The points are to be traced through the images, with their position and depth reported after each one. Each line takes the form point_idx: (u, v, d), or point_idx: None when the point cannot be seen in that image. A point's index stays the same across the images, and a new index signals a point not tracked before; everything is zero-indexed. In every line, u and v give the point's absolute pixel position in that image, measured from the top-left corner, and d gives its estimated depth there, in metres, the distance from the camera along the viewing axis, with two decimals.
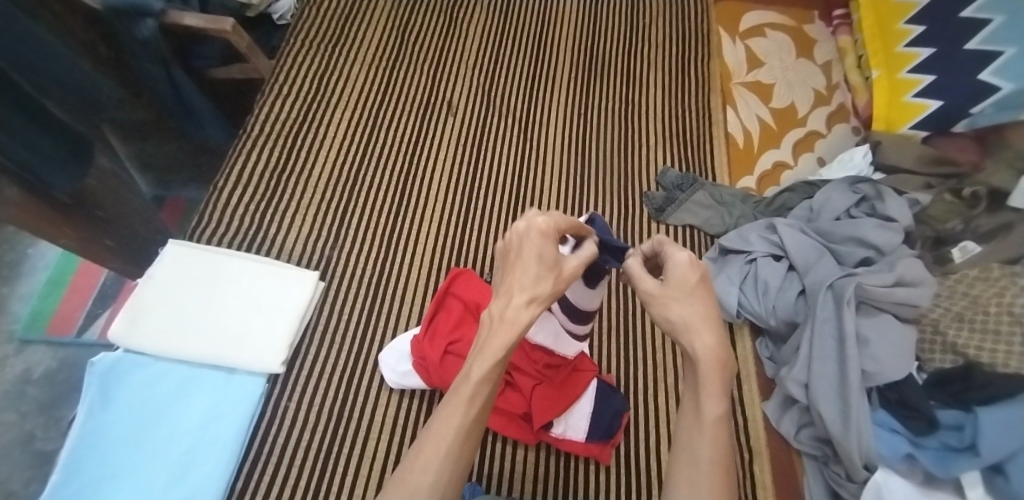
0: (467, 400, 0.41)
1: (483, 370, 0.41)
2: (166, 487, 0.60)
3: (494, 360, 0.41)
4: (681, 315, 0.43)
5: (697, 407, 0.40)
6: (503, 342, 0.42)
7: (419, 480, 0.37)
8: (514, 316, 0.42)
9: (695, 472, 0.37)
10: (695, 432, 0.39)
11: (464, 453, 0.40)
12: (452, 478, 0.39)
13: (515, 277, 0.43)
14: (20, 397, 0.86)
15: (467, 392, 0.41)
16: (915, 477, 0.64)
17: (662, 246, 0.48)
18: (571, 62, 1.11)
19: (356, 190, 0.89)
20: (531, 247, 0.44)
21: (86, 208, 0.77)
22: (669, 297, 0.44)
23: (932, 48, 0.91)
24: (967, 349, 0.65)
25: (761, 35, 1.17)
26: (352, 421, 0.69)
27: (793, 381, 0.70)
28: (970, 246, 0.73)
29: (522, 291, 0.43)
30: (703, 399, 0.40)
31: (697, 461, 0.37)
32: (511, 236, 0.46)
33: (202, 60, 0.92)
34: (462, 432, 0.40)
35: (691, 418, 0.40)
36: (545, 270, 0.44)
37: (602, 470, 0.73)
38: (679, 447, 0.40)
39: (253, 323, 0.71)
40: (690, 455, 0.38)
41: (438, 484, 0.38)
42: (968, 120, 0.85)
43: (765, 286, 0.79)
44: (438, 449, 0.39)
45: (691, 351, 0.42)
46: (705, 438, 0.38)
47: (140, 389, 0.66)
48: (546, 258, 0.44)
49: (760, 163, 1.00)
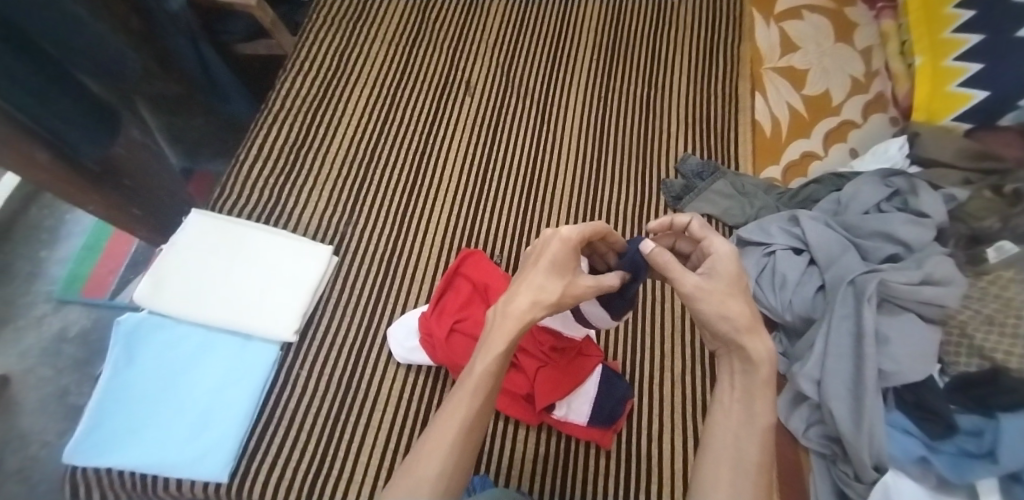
0: (469, 394, 0.44)
1: (484, 366, 0.45)
2: (184, 443, 0.63)
3: (495, 356, 0.45)
4: (741, 317, 0.45)
5: (747, 410, 0.44)
6: (504, 339, 0.45)
7: (424, 473, 0.41)
8: (520, 317, 0.45)
9: (741, 474, 0.42)
10: (742, 433, 0.43)
11: (467, 445, 0.43)
12: (455, 471, 0.42)
13: (524, 278, 0.46)
14: (57, 353, 0.91)
15: (470, 386, 0.44)
16: (927, 482, 0.61)
17: (709, 234, 0.50)
18: (594, 43, 1.09)
19: (373, 167, 0.90)
20: (548, 251, 0.47)
21: (114, 178, 0.82)
22: (727, 295, 0.46)
23: (982, 35, 0.85)
24: (995, 353, 0.61)
25: (797, 18, 1.12)
26: (359, 391, 0.71)
27: (804, 377, 0.68)
28: (1007, 246, 0.69)
29: (528, 291, 0.46)
30: (755, 403, 0.44)
31: (743, 462, 0.42)
32: (535, 243, 0.49)
33: (229, 35, 0.99)
34: (464, 427, 0.43)
35: (739, 420, 0.44)
36: (556, 274, 0.47)
37: (602, 455, 0.73)
38: (720, 444, 0.43)
39: (269, 292, 0.73)
40: (736, 456, 0.42)
41: (440, 476, 0.41)
42: (1014, 114, 0.81)
43: (783, 279, 0.76)
44: (443, 442, 0.42)
45: (750, 352, 0.44)
46: (753, 439, 0.43)
47: (160, 349, 0.69)
48: (563, 264, 0.47)
49: (786, 153, 0.97)
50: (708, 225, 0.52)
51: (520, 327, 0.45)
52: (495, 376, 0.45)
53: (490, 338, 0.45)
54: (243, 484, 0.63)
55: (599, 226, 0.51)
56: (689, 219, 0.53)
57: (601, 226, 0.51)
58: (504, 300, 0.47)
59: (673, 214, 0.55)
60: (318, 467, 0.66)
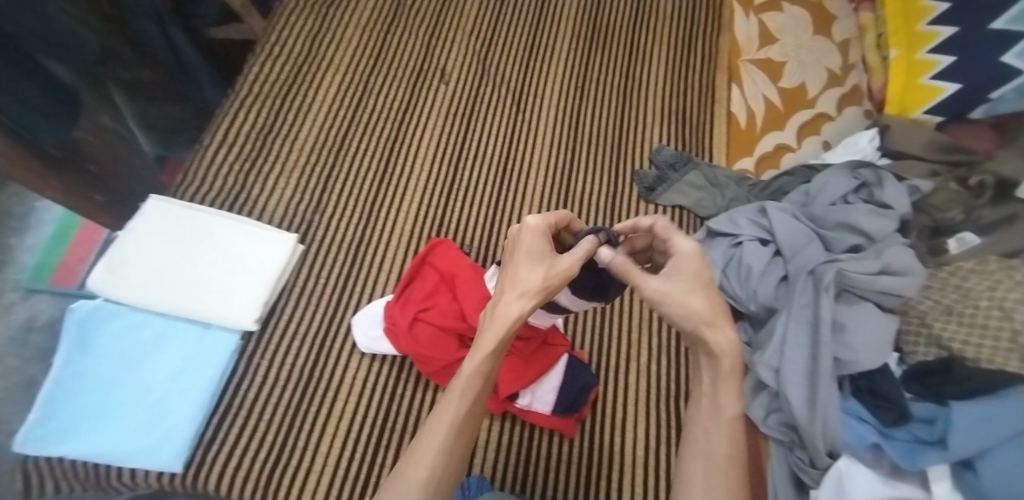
0: (460, 394, 0.42)
1: (476, 365, 0.43)
2: (140, 431, 0.63)
3: (483, 355, 0.43)
4: (701, 309, 0.44)
5: (715, 403, 0.44)
6: (493, 338, 0.43)
7: (413, 477, 0.39)
8: (511, 315, 0.44)
9: (713, 469, 0.41)
10: (712, 427, 0.43)
11: (456, 449, 0.42)
12: (445, 475, 0.40)
13: (505, 277, 0.46)
14: (24, 342, 0.89)
15: (461, 387, 0.43)
16: (880, 467, 0.62)
17: (672, 235, 0.49)
18: (571, 32, 1.09)
19: (342, 155, 0.89)
20: (523, 243, 0.47)
21: (78, 162, 0.82)
22: (685, 292, 0.45)
23: (956, 28, 0.83)
24: (952, 343, 0.63)
25: (777, 10, 1.11)
26: (322, 380, 0.71)
27: (764, 366, 0.69)
28: (968, 236, 0.71)
29: (512, 285, 0.45)
30: (721, 396, 0.44)
31: (713, 457, 0.42)
32: (508, 238, 0.49)
33: (199, 19, 1.05)
34: (455, 426, 0.41)
35: (709, 413, 0.44)
36: (535, 265, 0.45)
37: (566, 443, 0.74)
38: (694, 441, 0.43)
39: (229, 280, 0.73)
40: (708, 451, 0.42)
41: (430, 480, 0.39)
42: (986, 106, 0.81)
43: (748, 270, 0.77)
44: (433, 444, 0.41)
45: (712, 345, 0.44)
46: (722, 433, 0.43)
47: (115, 336, 0.68)
48: (537, 252, 0.46)
49: (760, 145, 0.96)
50: (672, 225, 0.51)
51: (510, 328, 0.44)
52: (484, 377, 0.43)
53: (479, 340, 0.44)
54: (199, 473, 0.64)
55: (564, 214, 0.53)
56: (654, 220, 0.52)
57: (566, 214, 0.53)
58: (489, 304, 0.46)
59: (637, 216, 0.54)
60: (277, 457, 0.66)
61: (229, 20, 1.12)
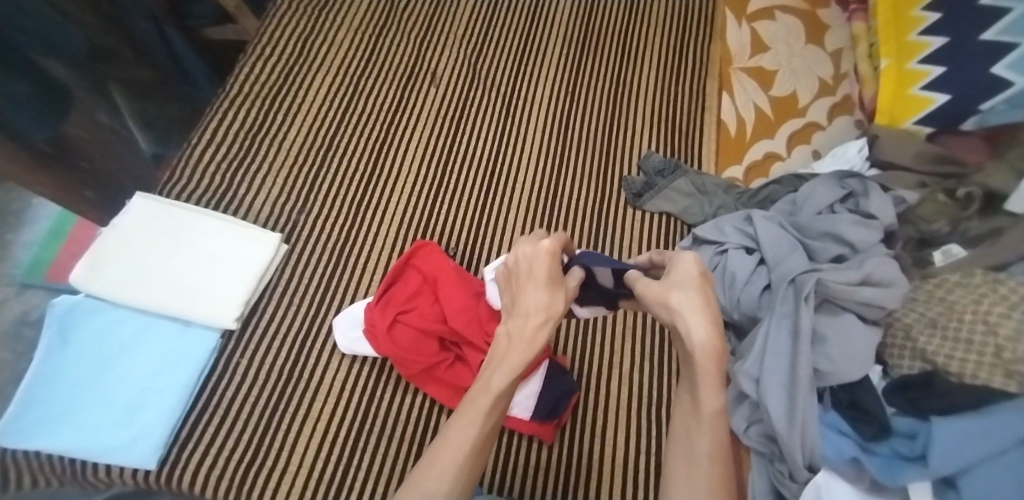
0: (486, 408, 0.48)
1: (502, 382, 0.49)
2: (115, 427, 0.63)
3: (511, 373, 0.50)
4: (684, 305, 0.50)
5: (695, 404, 0.48)
6: (522, 357, 0.50)
7: (438, 484, 0.43)
8: (535, 337, 0.51)
9: (695, 465, 0.45)
10: (695, 427, 0.47)
11: (476, 458, 0.46)
12: (462, 484, 0.45)
13: (530, 299, 0.53)
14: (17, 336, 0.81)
15: (487, 401, 0.49)
16: (860, 484, 0.61)
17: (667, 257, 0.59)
18: (563, 37, 1.09)
19: (330, 156, 0.90)
20: (542, 267, 0.54)
21: (70, 158, 0.84)
22: (673, 288, 0.52)
23: (946, 38, 0.82)
24: (937, 357, 0.61)
25: (769, 18, 1.11)
26: (301, 380, 0.71)
27: (744, 375, 0.68)
28: (954, 249, 0.70)
29: (538, 309, 0.52)
30: (702, 394, 0.48)
31: (695, 454, 0.46)
32: (523, 261, 0.56)
33: (196, 19, 1.10)
34: (476, 440, 0.46)
35: (692, 414, 0.48)
36: (555, 289, 0.53)
37: (545, 449, 0.73)
38: (681, 442, 0.48)
39: (210, 278, 0.73)
40: (690, 449, 0.46)
41: (452, 487, 0.44)
42: (976, 118, 0.79)
43: (732, 278, 0.76)
44: (455, 453, 0.45)
45: (694, 340, 0.48)
46: (704, 431, 0.47)
47: (96, 331, 0.69)
48: (555, 276, 0.54)
49: (749, 153, 0.96)
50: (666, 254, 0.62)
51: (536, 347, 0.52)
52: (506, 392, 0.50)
53: (506, 358, 0.51)
54: (173, 472, 0.64)
55: (564, 237, 0.59)
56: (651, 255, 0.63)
57: (566, 236, 0.59)
58: (515, 322, 0.53)
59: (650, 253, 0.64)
60: (252, 456, 0.66)
61: (223, 21, 1.14)
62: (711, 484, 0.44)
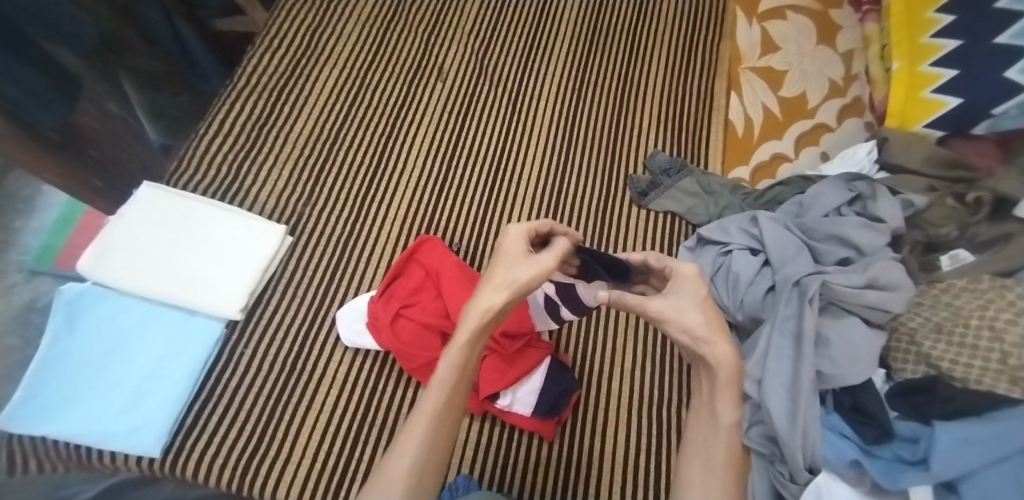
0: (438, 390, 0.48)
1: (449, 361, 0.49)
2: (116, 415, 0.64)
3: (461, 349, 0.49)
4: (701, 329, 0.48)
5: (712, 414, 0.48)
6: (469, 333, 0.49)
7: (395, 473, 0.45)
8: (482, 312, 0.49)
9: (709, 473, 0.46)
10: (710, 437, 0.48)
11: (437, 445, 0.47)
12: (425, 470, 0.46)
13: (489, 272, 0.51)
14: (24, 325, 0.78)
15: (437, 382, 0.49)
16: (862, 486, 0.61)
17: (667, 263, 0.55)
18: (571, 34, 1.09)
19: (335, 149, 0.90)
20: (506, 244, 0.53)
21: (78, 146, 0.85)
22: (681, 310, 0.49)
23: (960, 40, 0.81)
24: (941, 362, 0.61)
25: (780, 18, 1.09)
26: (304, 372, 0.72)
27: (746, 376, 0.68)
28: (962, 254, 0.69)
29: (489, 284, 0.50)
30: (719, 405, 0.48)
31: (712, 463, 0.47)
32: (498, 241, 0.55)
33: None
34: (433, 424, 0.47)
35: (708, 424, 0.48)
36: (515, 263, 0.51)
37: (545, 445, 0.74)
38: (694, 449, 0.49)
39: (215, 268, 0.74)
40: (706, 456, 0.47)
41: (411, 473, 0.45)
42: (989, 122, 0.78)
43: (736, 279, 0.76)
44: (413, 440, 0.46)
45: (711, 359, 0.48)
46: (719, 442, 0.47)
47: (104, 318, 0.69)
48: (517, 253, 0.52)
49: (756, 154, 0.95)
50: (663, 256, 0.57)
51: (483, 318, 0.49)
52: (460, 369, 0.49)
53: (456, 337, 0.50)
54: (177, 460, 0.64)
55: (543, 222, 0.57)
56: (644, 256, 0.58)
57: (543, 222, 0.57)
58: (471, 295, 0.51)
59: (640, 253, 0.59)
60: (255, 447, 0.66)
61: (234, 13, 1.14)
62: (726, 491, 0.45)
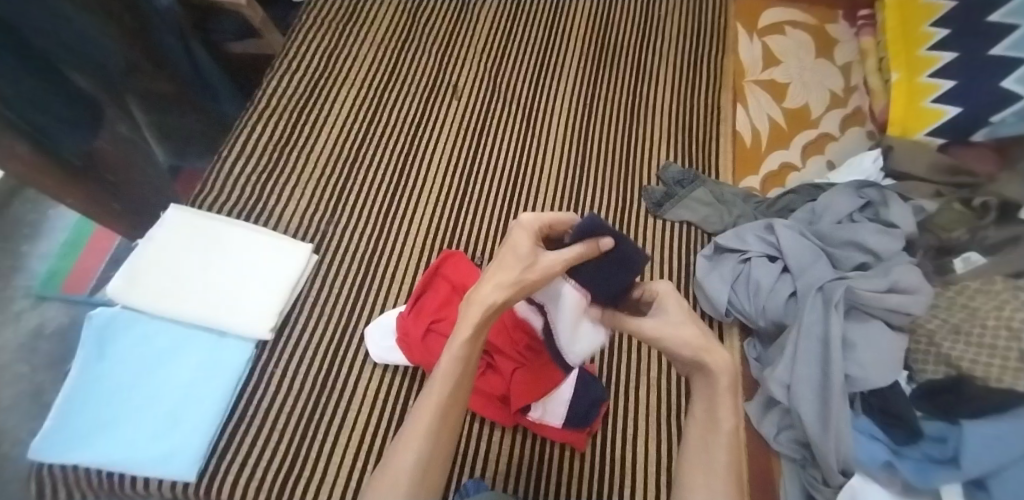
0: (441, 380, 0.47)
1: (452, 354, 0.47)
2: (153, 439, 0.63)
3: (461, 344, 0.47)
4: (694, 338, 0.45)
5: (711, 417, 0.44)
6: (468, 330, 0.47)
7: (400, 465, 0.43)
8: (482, 305, 0.47)
9: (712, 476, 0.41)
10: (708, 439, 0.43)
11: (441, 436, 0.46)
12: (431, 462, 0.44)
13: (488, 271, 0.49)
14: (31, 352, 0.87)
15: (440, 373, 0.47)
16: (893, 486, 0.62)
17: (648, 284, 0.52)
18: (581, 51, 1.11)
19: (357, 167, 0.91)
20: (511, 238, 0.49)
21: (98, 174, 0.83)
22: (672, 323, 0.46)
23: (956, 53, 0.85)
24: (961, 361, 0.63)
25: (780, 33, 1.13)
26: (335, 391, 0.71)
27: (775, 381, 0.69)
28: (974, 257, 0.71)
29: (489, 280, 0.47)
30: (719, 409, 0.44)
31: (713, 468, 0.41)
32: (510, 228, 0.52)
33: (219, 33, 1.10)
34: (438, 415, 0.46)
35: (706, 426, 0.44)
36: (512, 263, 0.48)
37: (578, 457, 0.74)
38: (687, 450, 0.44)
39: (243, 289, 0.74)
40: (707, 461, 0.42)
41: (417, 466, 0.44)
42: (987, 130, 0.82)
43: (757, 286, 0.77)
44: (417, 434, 0.45)
45: (710, 365, 0.44)
46: (721, 444, 0.42)
47: (135, 342, 0.69)
48: (516, 251, 0.48)
49: (765, 164, 0.97)
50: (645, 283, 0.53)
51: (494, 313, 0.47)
52: (462, 363, 0.48)
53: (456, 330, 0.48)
54: (211, 484, 0.63)
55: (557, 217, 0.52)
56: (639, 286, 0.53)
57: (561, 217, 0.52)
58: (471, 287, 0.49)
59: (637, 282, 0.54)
60: (289, 468, 0.65)
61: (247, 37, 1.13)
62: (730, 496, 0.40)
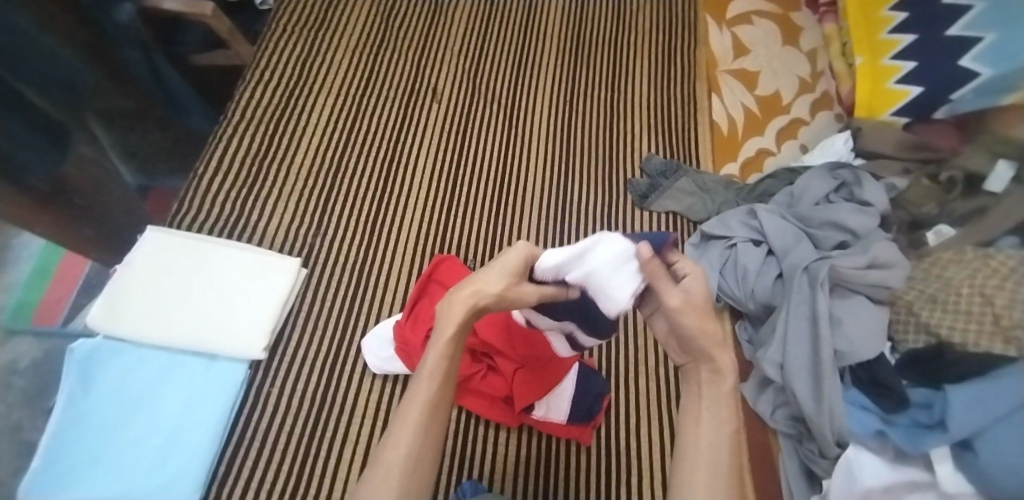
0: (427, 377, 0.46)
1: (438, 353, 0.47)
2: (148, 470, 0.62)
3: (444, 342, 0.46)
4: (718, 332, 0.45)
5: (719, 413, 0.44)
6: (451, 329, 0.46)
7: (390, 464, 0.43)
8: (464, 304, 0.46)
9: (717, 470, 0.42)
10: (717, 434, 0.43)
11: (431, 432, 0.45)
12: (421, 458, 0.44)
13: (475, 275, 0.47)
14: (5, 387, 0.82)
15: (427, 370, 0.46)
16: (886, 453, 0.65)
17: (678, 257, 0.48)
18: (557, 48, 1.12)
19: (339, 177, 0.90)
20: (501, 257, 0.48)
21: (64, 195, 0.83)
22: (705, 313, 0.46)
23: (914, 35, 0.89)
24: (940, 329, 0.66)
25: (747, 23, 1.16)
26: (335, 406, 0.71)
27: (769, 362, 0.72)
28: (945, 228, 0.76)
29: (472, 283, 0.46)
30: (723, 409, 0.44)
31: (718, 467, 0.42)
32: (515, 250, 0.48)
33: (184, 45, 1.04)
34: (427, 410, 0.45)
35: (714, 421, 0.44)
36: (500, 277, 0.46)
37: (583, 451, 0.75)
38: (687, 443, 0.44)
39: (231, 310, 0.72)
40: (713, 454, 0.42)
41: (407, 463, 0.43)
42: (947, 107, 0.84)
43: (744, 270, 0.80)
44: (407, 430, 0.44)
45: (721, 363, 0.45)
46: (726, 434, 0.43)
47: (121, 371, 0.68)
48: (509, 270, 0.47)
49: (742, 150, 1.00)
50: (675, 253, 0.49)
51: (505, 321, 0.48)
52: (447, 360, 0.47)
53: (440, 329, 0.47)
54: None
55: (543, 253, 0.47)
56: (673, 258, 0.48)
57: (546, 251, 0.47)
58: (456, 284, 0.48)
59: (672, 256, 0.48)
60: (292, 488, 0.65)
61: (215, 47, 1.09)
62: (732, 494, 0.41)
